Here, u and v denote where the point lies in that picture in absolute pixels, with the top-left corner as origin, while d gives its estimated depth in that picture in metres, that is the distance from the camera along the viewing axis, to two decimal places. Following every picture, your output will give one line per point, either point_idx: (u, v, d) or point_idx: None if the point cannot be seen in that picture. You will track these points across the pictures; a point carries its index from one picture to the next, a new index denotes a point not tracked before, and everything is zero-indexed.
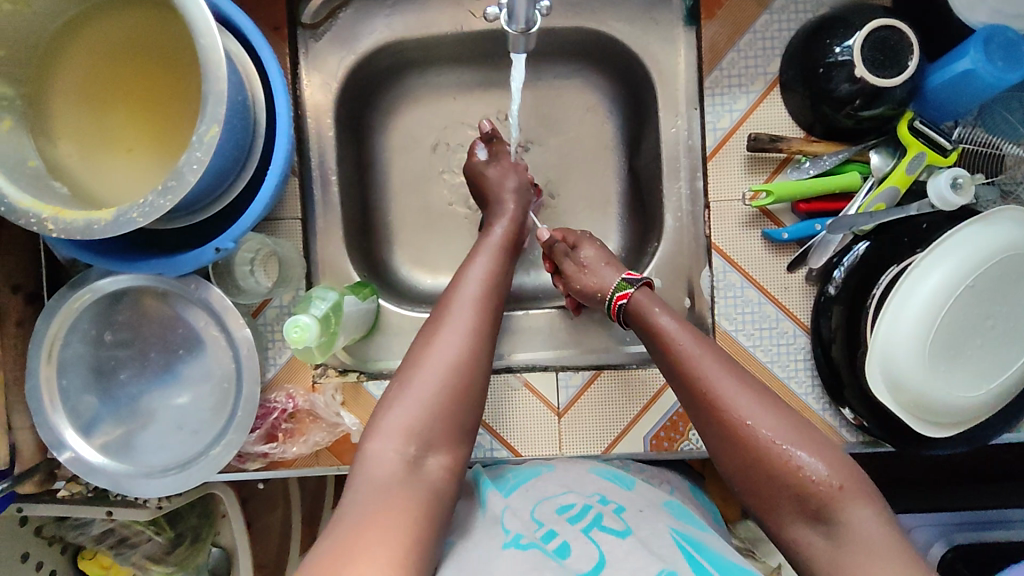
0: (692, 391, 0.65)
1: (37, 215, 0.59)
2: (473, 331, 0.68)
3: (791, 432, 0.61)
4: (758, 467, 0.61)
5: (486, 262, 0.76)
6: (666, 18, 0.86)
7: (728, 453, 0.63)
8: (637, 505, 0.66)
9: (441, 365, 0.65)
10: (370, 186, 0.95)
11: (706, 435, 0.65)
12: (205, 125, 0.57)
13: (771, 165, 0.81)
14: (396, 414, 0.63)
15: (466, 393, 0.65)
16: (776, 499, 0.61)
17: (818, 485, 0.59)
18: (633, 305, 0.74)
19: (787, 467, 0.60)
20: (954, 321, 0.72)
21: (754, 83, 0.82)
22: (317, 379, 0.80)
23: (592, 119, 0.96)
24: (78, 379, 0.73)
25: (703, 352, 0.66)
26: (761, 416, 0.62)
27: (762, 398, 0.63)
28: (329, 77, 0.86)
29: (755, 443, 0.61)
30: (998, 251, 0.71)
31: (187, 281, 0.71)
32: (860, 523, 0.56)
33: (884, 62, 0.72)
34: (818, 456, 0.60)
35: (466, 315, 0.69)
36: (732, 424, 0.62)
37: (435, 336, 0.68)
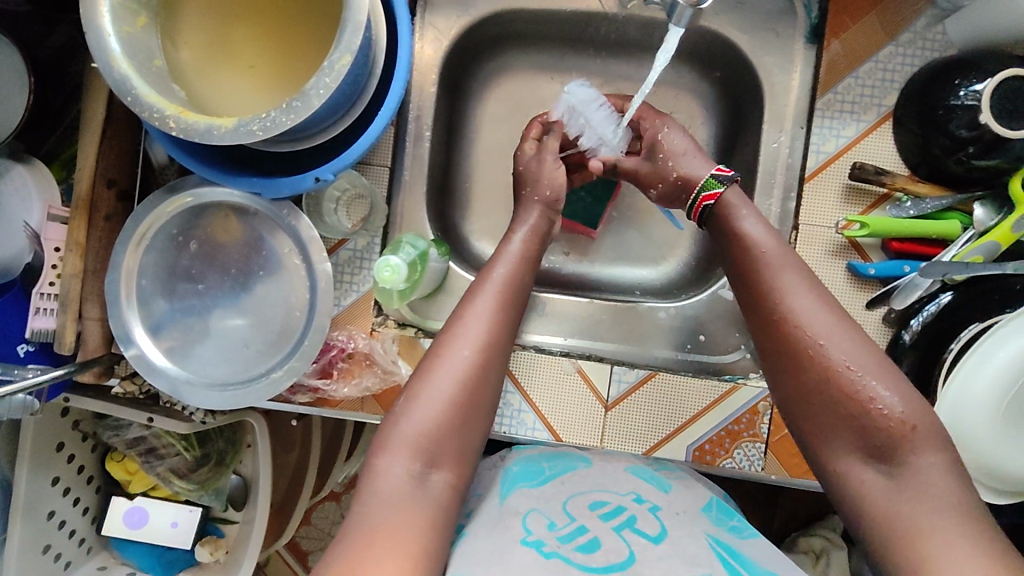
0: (771, 307, 0.65)
1: (160, 111, 0.60)
2: (486, 345, 0.67)
3: (869, 363, 0.60)
4: (826, 391, 0.61)
5: (504, 273, 0.72)
6: (788, 33, 0.84)
7: (794, 374, 0.63)
8: (674, 506, 0.65)
9: (452, 378, 0.64)
10: (456, 149, 0.95)
11: (773, 355, 0.65)
12: (339, 53, 0.58)
13: (869, 198, 0.80)
14: (403, 429, 0.62)
15: (473, 408, 0.65)
16: (834, 431, 0.60)
17: (890, 420, 0.58)
18: (721, 206, 0.72)
19: (858, 395, 0.59)
20: None
21: (867, 113, 0.80)
22: (375, 326, 0.81)
23: (687, 123, 0.95)
24: (154, 281, 0.75)
25: (786, 266, 0.66)
26: (837, 341, 0.61)
27: (843, 323, 0.63)
28: (442, 34, 0.86)
29: (829, 368, 0.61)
30: None
31: (281, 206, 0.73)
32: (926, 470, 0.55)
33: (1012, 113, 0.70)
34: (894, 392, 0.59)
35: (479, 329, 0.67)
36: (806, 343, 0.62)
37: (446, 346, 0.66)
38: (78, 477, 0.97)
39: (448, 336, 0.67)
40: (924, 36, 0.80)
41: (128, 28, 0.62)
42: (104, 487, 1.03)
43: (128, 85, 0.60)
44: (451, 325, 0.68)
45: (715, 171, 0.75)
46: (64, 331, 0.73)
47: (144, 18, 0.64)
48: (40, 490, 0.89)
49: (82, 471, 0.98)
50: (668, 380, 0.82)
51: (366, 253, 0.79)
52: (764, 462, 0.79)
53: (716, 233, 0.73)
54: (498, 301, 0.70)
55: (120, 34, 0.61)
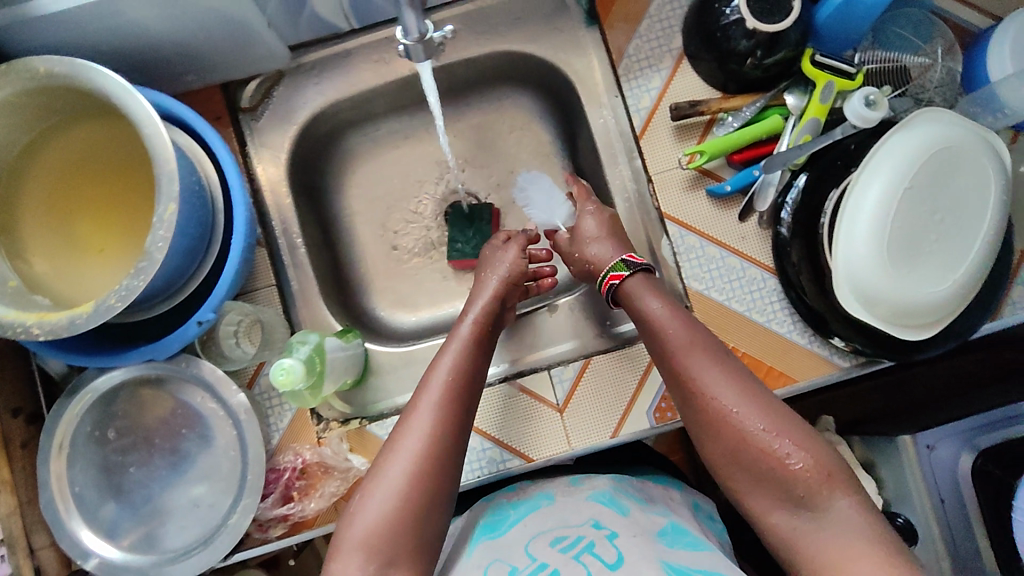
0: (682, 381, 0.68)
1: (22, 323, 0.61)
2: (439, 437, 0.65)
3: (774, 419, 0.63)
4: (746, 457, 0.63)
5: (452, 357, 0.71)
6: (569, 24, 0.91)
7: (715, 439, 0.65)
8: (631, 529, 0.66)
9: (402, 471, 0.63)
10: (336, 243, 0.98)
11: (692, 420, 0.67)
12: (163, 203, 0.62)
13: (697, 129, 0.86)
14: (357, 529, 0.61)
15: (429, 496, 0.63)
16: (754, 490, 0.63)
17: (805, 474, 0.60)
18: (627, 289, 0.76)
19: (774, 456, 0.61)
20: (903, 222, 0.75)
21: (663, 61, 0.88)
22: (321, 434, 0.81)
23: (528, 134, 1.02)
24: (90, 483, 0.74)
25: (692, 340, 0.69)
26: (747, 408, 0.64)
27: (747, 386, 0.65)
28: (276, 150, 0.90)
29: (744, 434, 0.63)
30: (918, 156, 0.76)
31: (178, 361, 0.74)
32: (842, 514, 0.58)
33: (770, 10, 0.78)
34: (802, 446, 0.61)
35: (427, 416, 0.66)
36: (718, 410, 0.64)
37: (396, 444, 0.65)
38: None
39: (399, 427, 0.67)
40: None
41: None
42: None
43: None
44: (399, 426, 0.67)
45: (625, 257, 0.78)
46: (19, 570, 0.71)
47: None
48: None
49: None
50: (604, 360, 0.85)
51: None
52: None
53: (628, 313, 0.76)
54: (447, 398, 0.68)
55: None
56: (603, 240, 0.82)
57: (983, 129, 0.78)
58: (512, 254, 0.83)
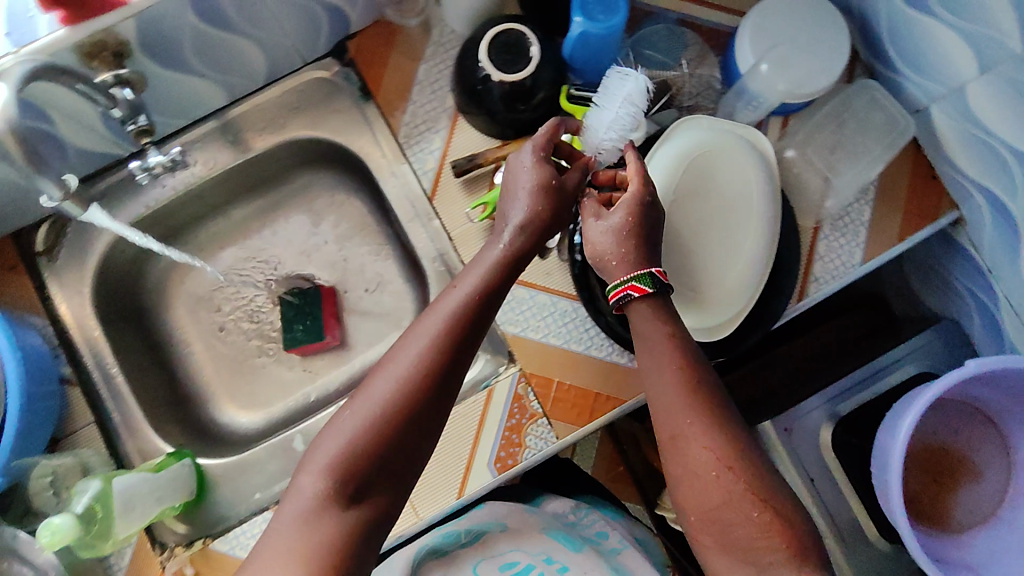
0: (666, 413, 0.65)
1: None
2: (434, 356, 0.63)
3: (762, 485, 0.62)
4: (722, 510, 0.61)
5: (472, 282, 0.67)
6: (346, 104, 0.93)
7: (694, 485, 0.63)
8: (578, 563, 0.88)
9: (391, 383, 0.62)
10: (170, 360, 0.97)
11: (672, 464, 0.65)
12: None
13: (484, 179, 0.88)
14: (320, 449, 0.61)
15: (416, 417, 0.62)
16: (718, 544, 0.62)
17: (771, 539, 0.60)
18: (632, 310, 0.69)
19: (752, 515, 0.60)
20: (678, 212, 0.79)
21: (439, 122, 0.89)
22: (165, 562, 0.80)
23: (346, 210, 1.03)
24: None
25: (692, 382, 0.65)
26: (742, 464, 0.62)
27: (746, 450, 0.63)
28: (78, 286, 0.89)
29: (728, 488, 0.61)
30: (691, 147, 0.79)
31: None
32: None
33: (514, 59, 0.81)
34: (780, 510, 0.61)
35: (432, 325, 0.65)
36: (710, 463, 0.62)
37: (397, 353, 0.64)
38: None
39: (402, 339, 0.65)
40: (439, 42, 0.90)
41: None
42: None
43: None
44: (406, 332, 0.66)
45: (653, 268, 0.69)
46: None
47: None
48: None
49: None
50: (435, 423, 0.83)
51: None
52: (555, 431, 0.83)
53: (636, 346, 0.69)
54: (445, 329, 0.64)
55: None
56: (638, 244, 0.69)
57: (739, 125, 0.82)
58: (530, 174, 0.70)
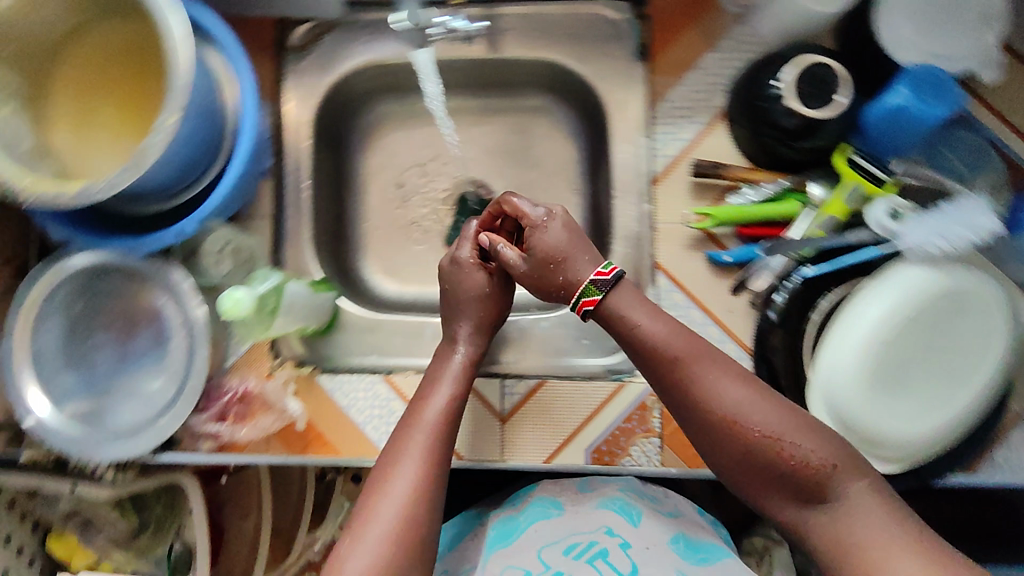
0: (689, 399, 0.67)
1: (18, 184, 0.66)
2: (426, 474, 0.70)
3: (790, 423, 0.64)
4: (760, 472, 0.64)
5: (441, 400, 0.76)
6: (620, 53, 0.90)
7: (722, 445, 0.65)
8: (643, 539, 0.75)
9: (395, 501, 0.67)
10: (345, 198, 1.00)
11: (694, 427, 0.67)
12: (166, 114, 0.64)
13: (714, 191, 0.85)
14: (352, 565, 0.64)
15: (426, 528, 0.67)
16: (770, 489, 0.64)
17: (811, 466, 0.61)
18: (605, 312, 0.72)
19: (785, 453, 0.62)
20: (897, 349, 0.73)
21: (701, 114, 0.86)
22: (273, 369, 0.87)
23: (561, 146, 1.01)
24: (50, 344, 0.80)
25: (693, 354, 0.68)
26: (755, 411, 0.64)
27: (764, 395, 0.66)
28: (308, 91, 0.94)
29: (747, 440, 0.64)
30: (936, 290, 0.73)
31: (156, 266, 0.79)
32: (858, 496, 0.60)
33: (813, 94, 0.77)
34: (812, 442, 0.62)
35: (416, 458, 0.71)
36: (724, 419, 0.65)
37: (396, 466, 0.70)
38: (16, 557, 1.02)
39: (390, 460, 0.71)
40: (742, 39, 0.86)
41: None
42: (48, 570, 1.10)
43: None
44: (399, 446, 0.72)
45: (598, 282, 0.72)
46: None
47: (10, 106, 0.71)
48: None
49: (22, 553, 1.04)
50: (559, 389, 0.87)
51: None
52: (661, 457, 0.83)
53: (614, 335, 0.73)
54: (432, 444, 0.72)
55: None
56: (567, 261, 0.74)
57: (1016, 290, 0.76)
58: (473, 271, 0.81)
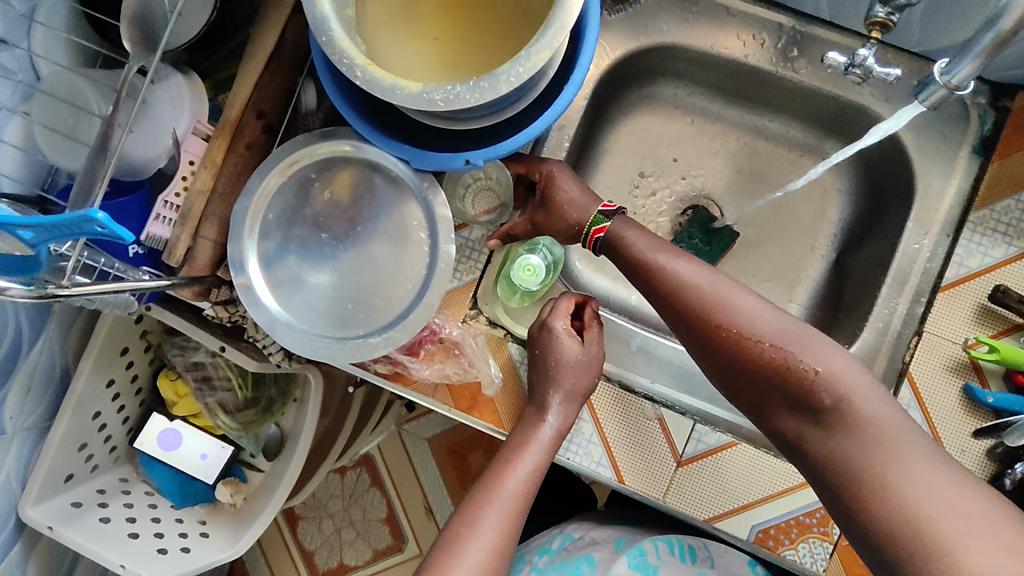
0: (654, 284, 0.68)
1: (350, 59, 0.59)
2: (505, 537, 0.66)
3: (779, 329, 0.62)
4: (789, 400, 0.61)
5: (529, 464, 0.70)
6: (956, 137, 0.80)
7: (750, 377, 0.62)
8: None
9: (477, 562, 0.63)
10: (584, 166, 0.94)
11: (697, 346, 0.66)
12: (539, 46, 0.57)
13: (1002, 324, 0.76)
14: None
15: None
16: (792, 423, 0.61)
17: (820, 378, 0.59)
18: (611, 238, 0.72)
19: (782, 368, 0.60)
20: None
21: (1020, 238, 0.77)
22: (468, 318, 0.81)
23: (820, 200, 0.92)
24: (281, 215, 0.72)
25: (708, 279, 0.66)
26: (766, 323, 0.62)
27: (763, 308, 0.63)
28: (606, 51, 0.86)
29: (742, 338, 0.62)
30: None
31: (423, 178, 0.71)
32: (862, 404, 0.58)
33: None
34: (817, 354, 0.60)
35: (500, 518, 0.66)
36: (714, 324, 0.63)
37: (476, 525, 0.65)
38: (130, 385, 1.03)
39: (468, 522, 0.66)
40: None
41: None
42: (148, 403, 1.10)
43: (328, 27, 0.60)
44: (482, 504, 0.67)
45: (603, 206, 0.73)
46: (177, 242, 0.74)
47: None
48: (95, 387, 0.95)
49: (134, 381, 1.04)
50: (751, 455, 0.79)
51: (477, 245, 0.80)
52: (827, 564, 0.77)
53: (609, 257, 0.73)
54: (514, 510, 0.67)
55: None
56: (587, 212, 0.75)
57: None
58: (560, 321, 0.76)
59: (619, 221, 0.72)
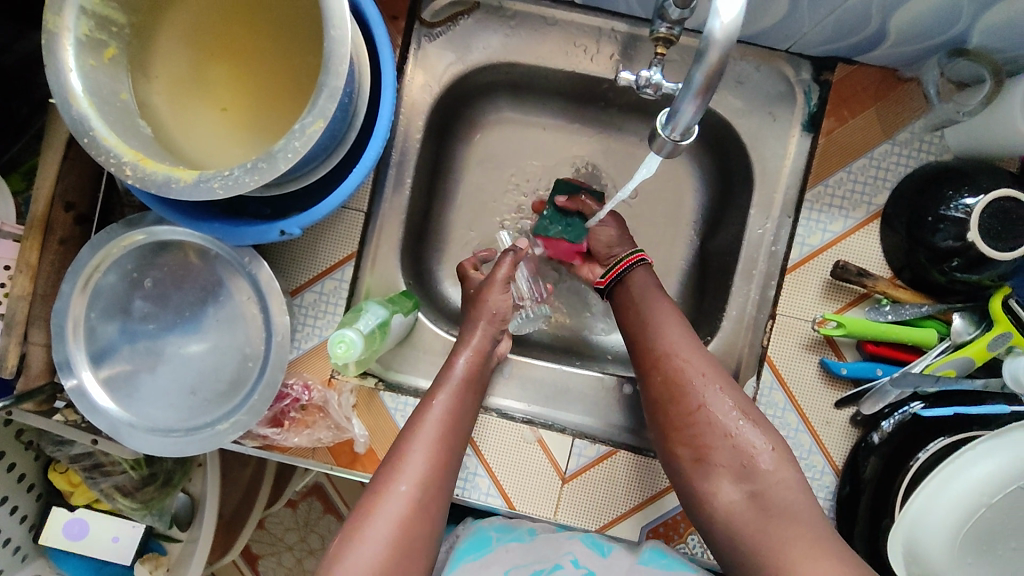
0: (643, 336, 0.73)
1: (117, 156, 0.56)
2: (429, 480, 0.67)
3: (736, 398, 0.67)
4: (719, 451, 0.65)
5: (439, 414, 0.71)
6: (786, 117, 0.81)
7: (682, 417, 0.68)
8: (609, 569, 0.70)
9: (394, 517, 0.64)
10: (439, 191, 0.92)
11: (654, 391, 0.70)
12: (312, 117, 0.55)
13: (848, 296, 0.78)
14: (347, 568, 0.60)
15: (418, 544, 0.64)
16: (706, 458, 0.66)
17: (753, 447, 0.64)
18: (626, 275, 0.78)
19: (724, 423, 0.66)
20: (996, 518, 0.69)
21: (855, 210, 0.78)
22: (334, 374, 0.79)
23: (678, 191, 0.92)
24: (104, 312, 0.70)
25: (683, 339, 0.71)
26: (715, 383, 0.67)
27: (725, 378, 0.69)
28: (433, 78, 0.83)
29: (696, 393, 0.67)
30: None
31: (243, 252, 0.69)
32: (783, 488, 0.62)
33: (1001, 234, 0.67)
34: (757, 425, 0.65)
35: (422, 461, 0.68)
36: (677, 373, 0.69)
37: (397, 472, 0.67)
38: (17, 486, 0.99)
39: (387, 473, 0.67)
40: (923, 137, 0.76)
41: (93, 61, 0.58)
42: (45, 496, 1.05)
43: (87, 125, 0.56)
44: (407, 440, 0.69)
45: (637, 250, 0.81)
46: (5, 355, 0.70)
47: (113, 50, 0.60)
48: None
49: (22, 481, 1.00)
50: (632, 459, 0.81)
51: (332, 297, 0.79)
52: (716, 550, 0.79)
53: (615, 294, 0.79)
54: (435, 458, 0.69)
55: (83, 69, 0.56)
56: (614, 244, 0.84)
57: None
58: (499, 297, 0.79)
59: (640, 270, 0.78)
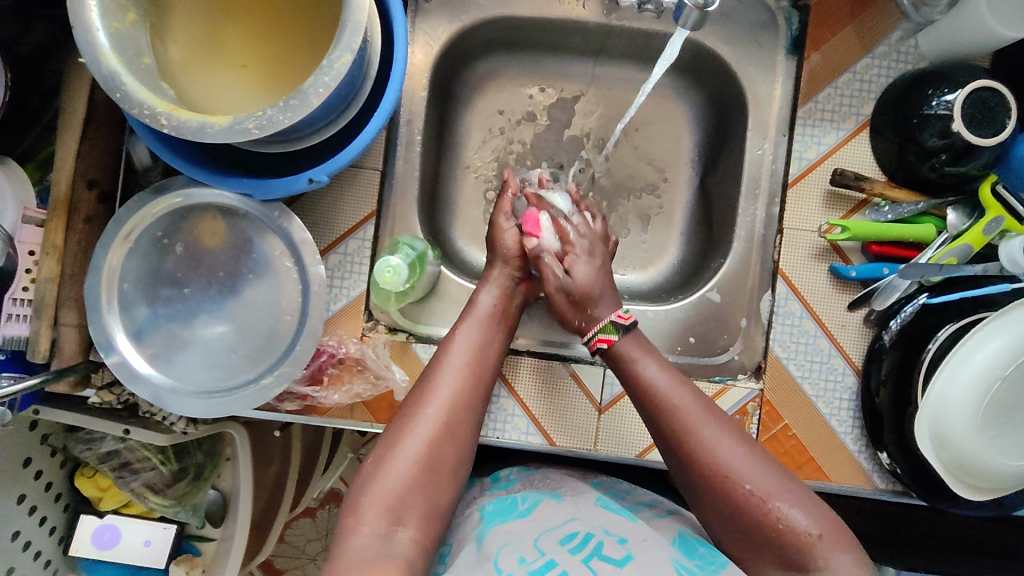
0: (668, 436, 0.68)
1: (151, 108, 0.57)
2: (456, 407, 0.68)
3: (773, 485, 0.64)
4: (769, 548, 0.63)
5: (467, 342, 0.73)
6: (771, 44, 0.85)
7: (724, 518, 0.65)
8: (641, 531, 0.66)
9: (422, 436, 0.65)
10: (445, 153, 0.94)
11: (690, 490, 0.67)
12: (339, 52, 0.57)
13: (849, 204, 0.82)
14: (378, 486, 0.62)
15: (445, 467, 0.65)
16: (756, 553, 0.64)
17: (800, 533, 0.61)
18: (615, 351, 0.75)
19: (767, 517, 0.63)
20: (1009, 390, 0.73)
21: (846, 121, 0.82)
22: (366, 332, 0.81)
23: (674, 131, 0.96)
24: (138, 284, 0.70)
25: (707, 425, 0.67)
26: (751, 472, 0.65)
27: (765, 462, 0.66)
28: (433, 38, 0.86)
29: (736, 489, 0.64)
30: None
31: (272, 207, 0.70)
32: (840, 571, 0.59)
33: (981, 121, 0.72)
34: (801, 508, 0.63)
35: (450, 387, 0.69)
36: (712, 472, 0.65)
37: (428, 395, 0.68)
38: (46, 494, 0.97)
39: (417, 396, 0.69)
40: (900, 47, 0.81)
41: (118, 23, 0.59)
42: (72, 506, 1.03)
43: (119, 81, 0.57)
44: (436, 368, 0.71)
45: (614, 316, 0.76)
46: (38, 338, 0.70)
47: (133, 15, 0.62)
48: (8, 508, 0.89)
49: (49, 489, 0.98)
50: None
51: (357, 256, 0.80)
52: None
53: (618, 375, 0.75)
54: (456, 398, 0.69)
55: (109, 30, 0.58)
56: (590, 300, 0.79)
57: None
58: (512, 236, 0.83)
59: (630, 335, 0.75)
